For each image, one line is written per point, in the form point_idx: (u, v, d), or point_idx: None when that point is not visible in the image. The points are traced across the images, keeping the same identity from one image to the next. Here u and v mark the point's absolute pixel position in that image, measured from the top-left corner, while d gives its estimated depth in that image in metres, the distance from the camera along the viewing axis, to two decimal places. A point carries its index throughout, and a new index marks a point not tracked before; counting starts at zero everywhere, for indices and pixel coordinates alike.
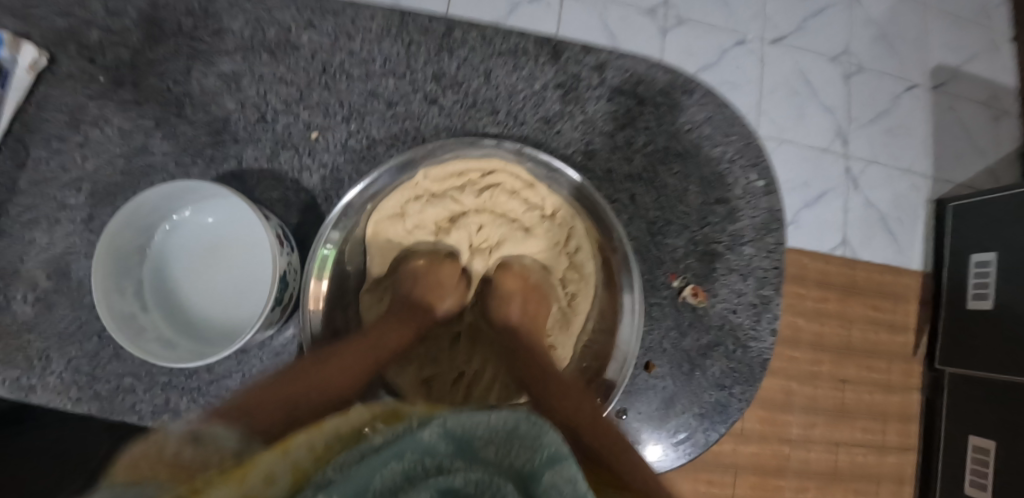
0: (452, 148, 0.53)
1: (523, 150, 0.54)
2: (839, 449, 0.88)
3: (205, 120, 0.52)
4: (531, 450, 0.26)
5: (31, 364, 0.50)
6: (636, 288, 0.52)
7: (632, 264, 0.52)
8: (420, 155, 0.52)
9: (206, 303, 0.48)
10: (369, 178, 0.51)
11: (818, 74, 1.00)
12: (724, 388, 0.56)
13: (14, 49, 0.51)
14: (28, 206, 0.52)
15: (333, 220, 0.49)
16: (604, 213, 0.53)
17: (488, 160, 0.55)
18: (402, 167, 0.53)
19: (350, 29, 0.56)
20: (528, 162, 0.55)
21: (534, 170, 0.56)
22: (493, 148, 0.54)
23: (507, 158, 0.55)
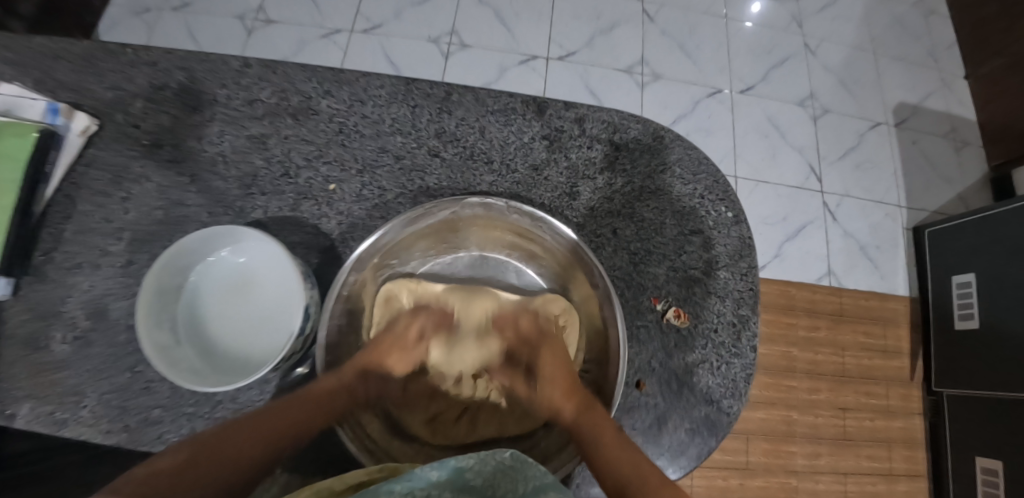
0: (447, 204, 0.56)
1: (510, 205, 0.57)
2: (848, 478, 1.27)
3: (235, 176, 0.60)
4: (512, 481, 0.40)
5: (64, 400, 0.54)
6: (620, 325, 0.55)
7: (612, 298, 0.56)
8: (419, 215, 0.57)
9: (234, 336, 0.53)
10: (383, 230, 0.55)
11: (786, 122, 1.51)
12: (713, 402, 0.60)
13: (69, 117, 0.59)
14: (72, 253, 0.58)
15: (345, 274, 0.53)
16: (589, 259, 0.57)
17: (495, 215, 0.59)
18: (412, 219, 0.57)
19: (362, 95, 0.64)
20: (514, 214, 0.58)
21: (521, 221, 0.59)
22: (479, 207, 0.58)
23: (496, 213, 0.59)
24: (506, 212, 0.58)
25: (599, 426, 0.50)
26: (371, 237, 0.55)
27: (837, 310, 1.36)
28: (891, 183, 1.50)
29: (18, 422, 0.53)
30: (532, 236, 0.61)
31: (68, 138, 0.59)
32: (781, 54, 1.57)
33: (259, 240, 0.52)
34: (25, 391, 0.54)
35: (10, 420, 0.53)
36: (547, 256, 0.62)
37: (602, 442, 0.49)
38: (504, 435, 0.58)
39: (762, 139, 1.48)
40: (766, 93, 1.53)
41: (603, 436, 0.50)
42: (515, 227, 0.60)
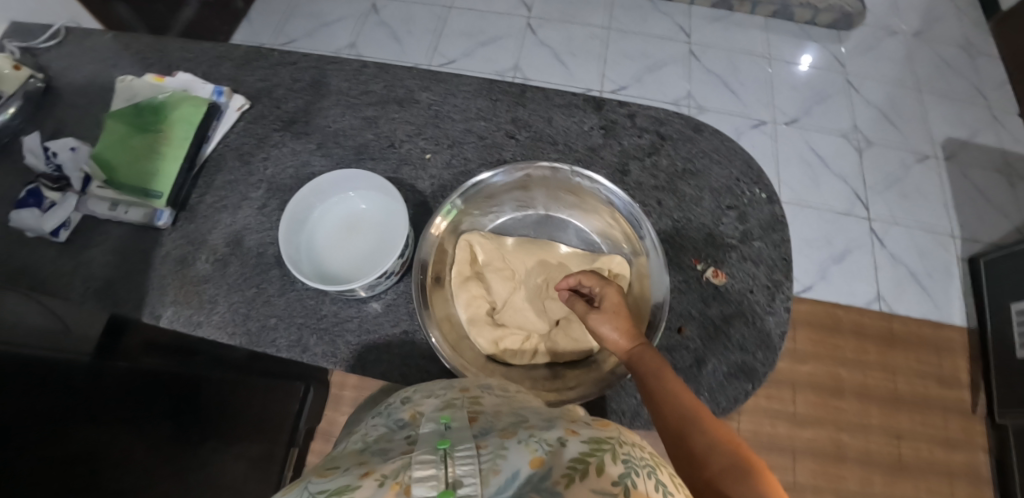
0: (522, 166, 0.67)
1: (574, 171, 0.68)
2: None
3: (351, 146, 0.77)
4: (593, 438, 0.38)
5: (205, 305, 0.69)
6: (661, 265, 0.64)
7: (655, 246, 0.65)
8: (507, 173, 0.68)
9: (344, 260, 0.66)
10: (479, 178, 0.67)
11: (827, 154, 1.61)
12: (748, 352, 0.66)
13: (229, 97, 0.79)
14: (220, 196, 0.75)
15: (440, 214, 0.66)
16: (640, 215, 0.66)
17: (557, 175, 0.69)
18: (508, 172, 0.67)
19: (453, 91, 0.82)
20: (577, 177, 0.68)
21: (583, 184, 0.69)
22: (550, 173, 0.68)
23: (565, 176, 0.69)
24: (570, 176, 0.68)
25: (677, 399, 0.49)
26: (463, 185, 0.67)
27: (886, 333, 1.41)
28: (941, 213, 1.55)
29: (163, 320, 0.68)
30: (592, 195, 0.69)
31: (226, 112, 0.78)
32: (823, 93, 1.69)
33: (374, 186, 0.67)
34: (176, 298, 0.69)
35: (157, 319, 0.68)
36: (604, 214, 0.70)
37: (664, 380, 0.51)
38: (559, 361, 0.64)
39: (800, 168, 1.58)
40: (809, 124, 1.64)
41: (679, 415, 0.48)
42: (576, 189, 0.70)
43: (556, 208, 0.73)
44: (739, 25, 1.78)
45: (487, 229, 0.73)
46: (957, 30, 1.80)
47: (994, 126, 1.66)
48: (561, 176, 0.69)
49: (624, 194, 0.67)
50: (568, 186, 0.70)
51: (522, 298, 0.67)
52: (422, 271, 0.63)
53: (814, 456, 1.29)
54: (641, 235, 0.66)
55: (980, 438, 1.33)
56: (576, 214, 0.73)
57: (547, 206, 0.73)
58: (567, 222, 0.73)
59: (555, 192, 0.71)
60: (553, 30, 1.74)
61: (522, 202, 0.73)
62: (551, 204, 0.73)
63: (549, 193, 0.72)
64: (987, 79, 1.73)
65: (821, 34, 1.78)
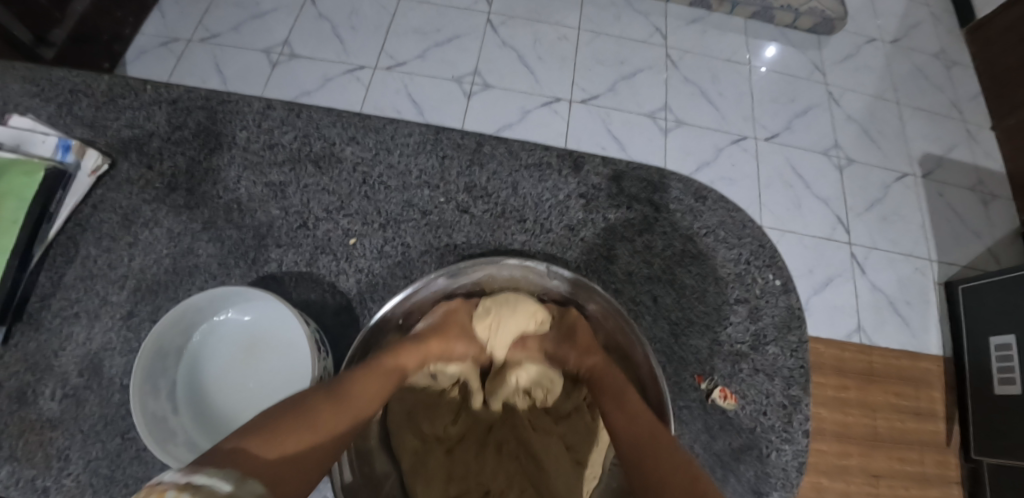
0: (482, 264, 0.55)
1: (548, 269, 0.56)
2: None
3: (250, 225, 0.59)
4: None
5: (50, 464, 0.51)
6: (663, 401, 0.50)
7: (660, 380, 0.50)
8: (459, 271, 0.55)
9: (236, 405, 0.49)
10: (421, 282, 0.54)
11: (808, 174, 1.51)
12: (763, 495, 0.54)
13: (80, 154, 0.59)
14: (71, 301, 0.56)
15: (365, 338, 0.50)
16: (627, 325, 0.54)
17: (525, 270, 0.57)
18: (454, 275, 0.55)
19: (390, 145, 0.64)
20: (553, 279, 0.57)
21: (560, 287, 0.57)
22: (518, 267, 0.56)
23: (535, 272, 0.57)
24: (546, 276, 0.57)
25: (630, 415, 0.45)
26: (407, 289, 0.54)
27: (865, 368, 1.34)
28: (919, 235, 1.49)
29: None
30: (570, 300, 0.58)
31: (79, 178, 0.59)
32: (804, 105, 1.59)
33: (271, 303, 0.50)
34: (9, 451, 0.52)
35: None
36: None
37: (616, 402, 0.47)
38: None
39: (781, 190, 1.48)
40: (791, 140, 1.54)
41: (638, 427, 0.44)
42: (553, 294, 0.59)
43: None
44: (718, 27, 1.64)
45: None
46: (935, 38, 1.72)
47: (970, 142, 1.60)
48: (529, 275, 0.57)
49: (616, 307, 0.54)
50: (541, 289, 0.59)
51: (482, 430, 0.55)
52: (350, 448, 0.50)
53: None
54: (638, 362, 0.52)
55: (954, 472, 1.29)
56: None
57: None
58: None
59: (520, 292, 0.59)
60: (517, 30, 1.55)
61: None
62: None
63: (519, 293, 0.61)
64: (963, 91, 1.66)
65: (801, 40, 1.66)
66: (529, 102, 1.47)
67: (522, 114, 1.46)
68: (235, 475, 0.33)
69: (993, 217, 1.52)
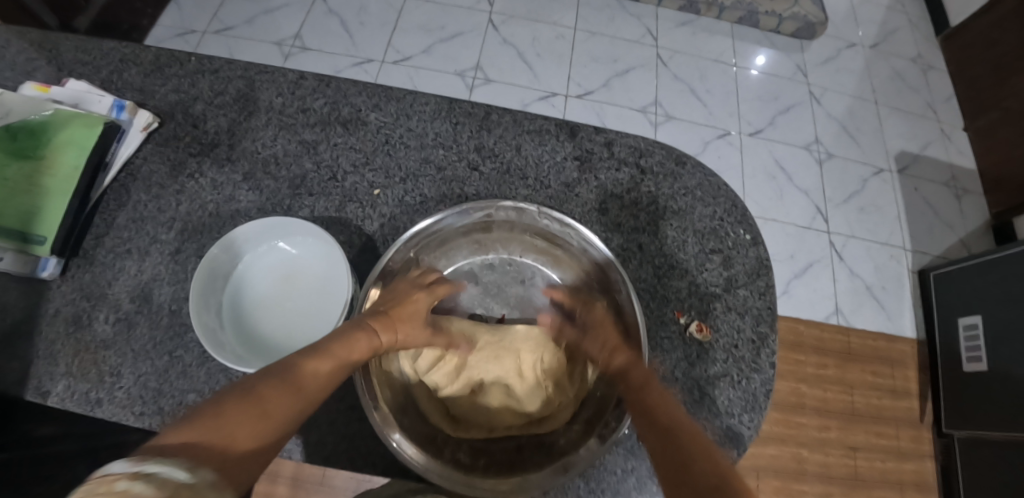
0: (483, 204, 0.61)
1: (541, 210, 0.61)
2: None
3: (285, 177, 0.66)
4: None
5: (104, 379, 0.56)
6: (638, 319, 0.57)
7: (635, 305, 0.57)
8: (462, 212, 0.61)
9: (276, 325, 0.56)
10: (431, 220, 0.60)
11: (790, 167, 1.60)
12: (734, 415, 0.62)
13: (132, 113, 0.66)
14: (123, 239, 0.62)
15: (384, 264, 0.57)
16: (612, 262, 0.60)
17: (523, 211, 0.62)
18: (458, 214, 0.61)
19: (408, 111, 0.71)
20: (545, 220, 0.62)
21: (552, 226, 0.62)
22: (514, 209, 0.62)
23: (532, 214, 0.62)
24: (537, 217, 0.62)
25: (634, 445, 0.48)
26: (419, 224, 0.59)
27: (845, 348, 1.41)
28: (895, 226, 1.58)
29: (52, 398, 0.56)
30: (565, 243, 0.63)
31: (130, 132, 0.66)
32: (786, 103, 1.68)
33: (311, 235, 0.57)
34: (65, 368, 0.57)
35: (44, 396, 0.56)
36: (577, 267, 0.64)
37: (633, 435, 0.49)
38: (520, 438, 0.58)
39: (764, 181, 1.57)
40: (774, 135, 1.63)
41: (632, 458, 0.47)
42: (545, 233, 0.63)
43: (523, 252, 0.66)
44: (706, 30, 1.74)
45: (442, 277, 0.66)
46: (911, 43, 1.83)
47: (942, 140, 1.70)
48: (527, 216, 0.62)
49: (600, 244, 0.60)
50: (536, 231, 0.64)
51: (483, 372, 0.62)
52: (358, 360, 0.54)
53: (776, 473, 1.28)
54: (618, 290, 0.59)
55: (928, 446, 1.36)
56: (545, 262, 0.66)
57: (512, 250, 0.67)
58: (535, 270, 0.66)
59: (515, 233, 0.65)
60: (518, 29, 1.64)
61: (482, 245, 0.66)
62: (517, 248, 0.66)
63: (515, 238, 0.66)
64: (936, 93, 1.76)
65: (785, 43, 1.77)
66: (527, 96, 1.56)
67: (521, 107, 1.54)
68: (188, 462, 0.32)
69: (963, 210, 1.62)
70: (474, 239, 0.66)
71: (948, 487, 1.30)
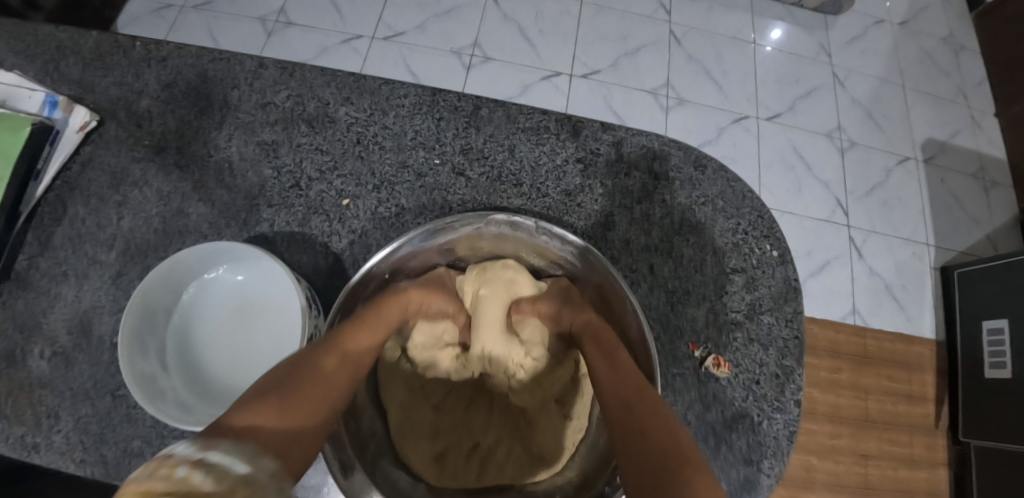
0: (470, 220, 0.54)
1: (539, 225, 0.54)
2: None
3: (242, 185, 0.57)
4: None
5: (37, 424, 0.49)
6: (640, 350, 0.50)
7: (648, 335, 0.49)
8: (446, 227, 0.54)
9: (227, 365, 0.48)
10: (401, 241, 0.52)
11: (808, 157, 1.50)
12: (753, 463, 0.54)
13: (67, 111, 0.57)
14: (59, 260, 0.55)
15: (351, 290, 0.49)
16: (619, 285, 0.52)
17: (518, 224, 0.55)
18: (435, 232, 0.54)
19: (384, 106, 0.62)
20: (543, 235, 0.55)
21: (551, 243, 0.56)
22: (507, 223, 0.55)
23: (526, 229, 0.55)
24: (535, 233, 0.55)
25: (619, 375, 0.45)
26: (389, 245, 0.52)
27: (860, 352, 1.34)
28: (918, 220, 1.49)
29: None
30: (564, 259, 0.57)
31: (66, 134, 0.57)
32: (807, 87, 1.56)
33: (266, 260, 0.49)
34: None
35: None
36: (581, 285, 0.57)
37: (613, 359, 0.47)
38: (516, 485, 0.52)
39: (780, 172, 1.47)
40: (793, 121, 1.52)
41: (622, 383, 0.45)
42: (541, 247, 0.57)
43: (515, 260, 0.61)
44: (722, 5, 1.61)
45: None
46: (943, 20, 1.69)
47: (972, 127, 1.59)
48: (521, 230, 0.55)
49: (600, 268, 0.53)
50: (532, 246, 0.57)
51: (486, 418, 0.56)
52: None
53: (783, 483, 1.23)
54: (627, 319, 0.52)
55: (942, 453, 1.30)
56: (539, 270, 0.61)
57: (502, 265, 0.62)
58: None
59: (508, 244, 0.58)
60: (519, 2, 1.51)
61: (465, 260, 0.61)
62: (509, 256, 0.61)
63: (508, 247, 0.59)
64: (969, 75, 1.64)
65: (807, 19, 1.63)
66: (529, 78, 1.45)
67: (521, 90, 1.43)
68: (251, 451, 0.34)
69: (992, 203, 1.52)
70: (460, 250, 0.59)
71: None
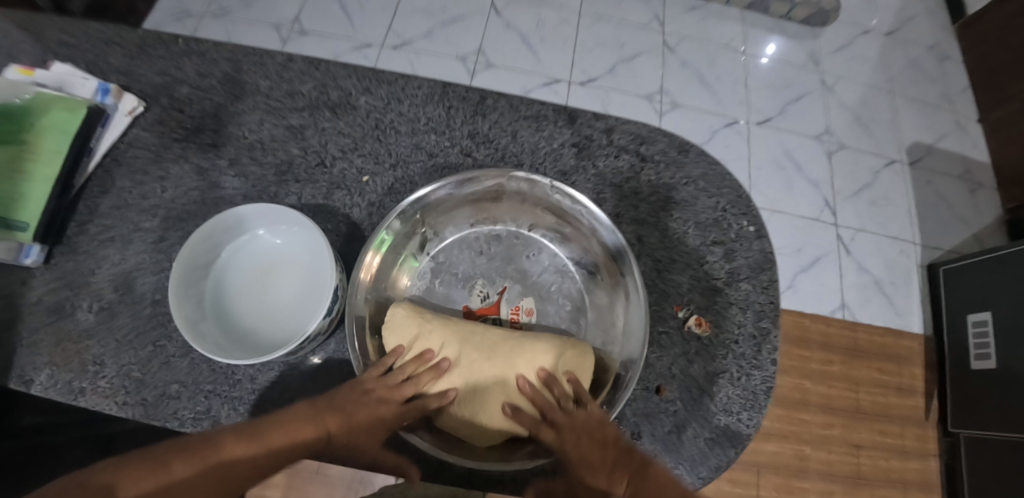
0: (495, 174, 0.61)
1: (555, 185, 0.60)
2: None
3: (272, 163, 0.64)
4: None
5: (85, 369, 0.55)
6: (638, 283, 0.57)
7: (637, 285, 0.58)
8: (472, 180, 0.61)
9: (259, 316, 0.54)
10: (436, 186, 0.60)
11: (798, 159, 1.56)
12: (732, 413, 0.59)
13: (118, 97, 0.64)
14: (107, 226, 0.61)
15: (387, 224, 0.58)
16: (619, 238, 0.59)
17: (537, 184, 0.61)
18: (466, 182, 0.61)
19: (399, 95, 0.69)
20: (557, 194, 0.61)
21: (563, 202, 0.62)
22: (526, 184, 0.61)
23: (542, 188, 0.61)
24: (550, 192, 0.61)
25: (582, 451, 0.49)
26: (427, 189, 0.60)
27: (851, 344, 1.38)
28: (906, 219, 1.54)
29: (35, 388, 0.55)
30: (573, 218, 0.63)
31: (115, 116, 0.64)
32: (797, 92, 1.64)
33: (295, 224, 0.55)
34: (46, 358, 0.56)
35: (28, 385, 0.55)
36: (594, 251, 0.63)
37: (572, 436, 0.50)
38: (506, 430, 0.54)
39: (771, 173, 1.54)
40: (783, 125, 1.59)
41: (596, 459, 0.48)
42: (557, 208, 0.63)
43: (532, 225, 0.65)
44: (715, 16, 1.69)
45: (444, 245, 0.64)
46: (927, 31, 1.77)
47: (956, 132, 1.65)
48: (539, 189, 0.62)
49: (609, 222, 0.60)
50: (547, 205, 0.63)
51: (470, 352, 0.56)
52: (355, 317, 0.56)
53: (776, 469, 1.26)
54: (624, 272, 0.59)
55: (933, 445, 1.33)
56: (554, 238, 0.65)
57: (519, 223, 0.65)
58: (541, 245, 0.64)
59: (528, 206, 0.64)
60: (521, 13, 1.60)
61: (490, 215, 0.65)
62: (527, 221, 0.65)
63: (526, 210, 0.65)
64: (952, 83, 1.71)
65: (796, 30, 1.71)
66: (530, 83, 1.52)
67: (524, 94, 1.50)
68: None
69: (977, 204, 1.57)
70: (483, 208, 0.65)
71: (952, 486, 1.28)
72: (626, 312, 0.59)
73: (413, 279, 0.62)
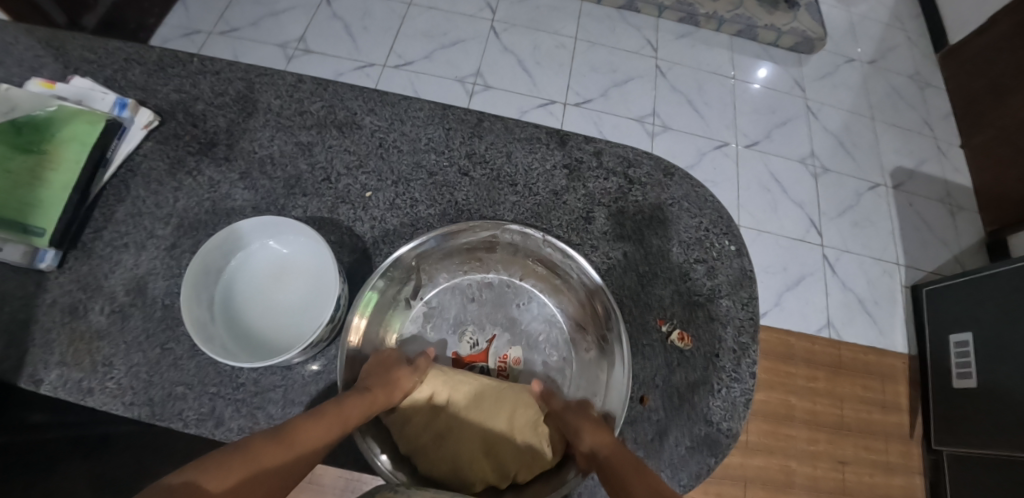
0: (488, 226, 0.63)
1: (545, 239, 0.63)
2: None
3: (281, 177, 0.68)
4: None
5: (96, 369, 0.58)
6: (623, 339, 0.59)
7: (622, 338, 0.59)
8: (460, 230, 0.64)
9: (265, 320, 0.57)
10: (420, 240, 0.62)
11: (784, 181, 1.61)
12: (713, 423, 0.62)
13: (134, 112, 0.68)
14: (121, 233, 0.64)
15: (383, 270, 0.59)
16: (603, 289, 0.61)
17: (528, 237, 0.64)
18: (451, 234, 0.64)
19: (402, 116, 0.73)
20: (548, 248, 0.64)
21: (554, 255, 0.64)
22: (518, 234, 0.64)
23: (533, 241, 0.64)
24: (541, 245, 0.64)
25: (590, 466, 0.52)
26: (411, 242, 0.62)
27: (836, 361, 1.41)
28: (889, 241, 1.59)
29: (45, 386, 0.57)
30: (563, 271, 0.65)
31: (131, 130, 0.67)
32: (783, 117, 1.70)
33: (303, 234, 0.58)
34: (58, 358, 0.58)
35: (37, 384, 0.57)
36: (581, 303, 0.65)
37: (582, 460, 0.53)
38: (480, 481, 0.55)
39: (758, 195, 1.59)
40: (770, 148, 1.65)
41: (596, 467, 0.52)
42: (547, 260, 0.66)
43: (522, 276, 0.68)
44: (705, 43, 1.76)
45: (434, 295, 0.67)
46: (909, 61, 1.84)
47: (937, 157, 1.71)
48: (530, 241, 0.64)
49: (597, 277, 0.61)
50: (538, 256, 0.66)
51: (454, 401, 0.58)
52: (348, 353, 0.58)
53: (763, 484, 1.28)
54: (610, 327, 0.61)
55: (917, 462, 1.35)
56: (544, 289, 0.67)
57: (511, 273, 0.68)
58: (531, 294, 0.67)
59: (520, 256, 0.67)
60: (519, 37, 1.66)
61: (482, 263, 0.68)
62: (518, 271, 0.68)
63: (517, 260, 0.68)
64: (934, 110, 1.77)
65: (784, 57, 1.78)
66: (526, 104, 1.58)
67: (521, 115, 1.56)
68: None
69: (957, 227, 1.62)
70: (475, 256, 0.68)
71: None
72: (609, 370, 0.61)
73: (404, 326, 0.65)
